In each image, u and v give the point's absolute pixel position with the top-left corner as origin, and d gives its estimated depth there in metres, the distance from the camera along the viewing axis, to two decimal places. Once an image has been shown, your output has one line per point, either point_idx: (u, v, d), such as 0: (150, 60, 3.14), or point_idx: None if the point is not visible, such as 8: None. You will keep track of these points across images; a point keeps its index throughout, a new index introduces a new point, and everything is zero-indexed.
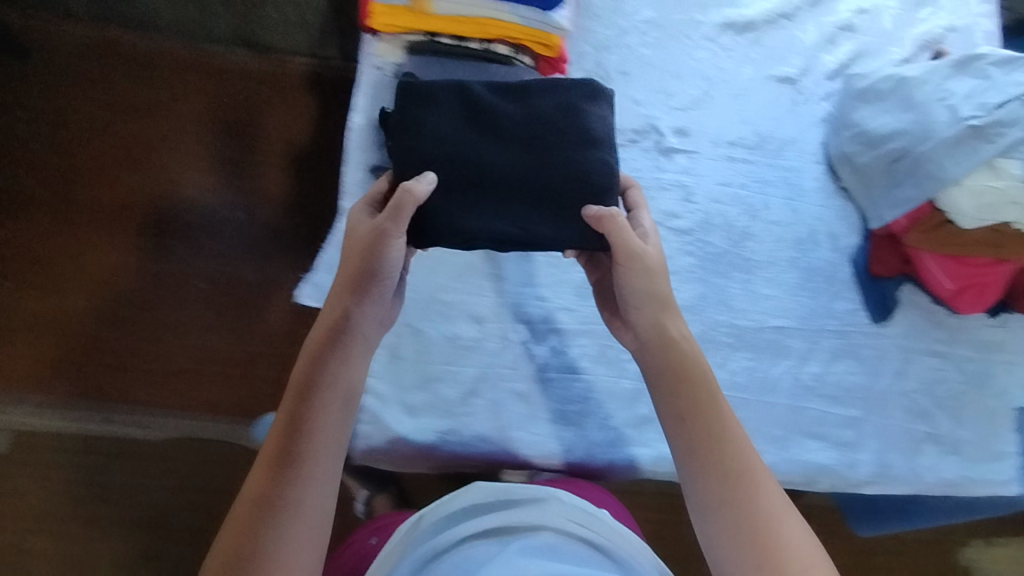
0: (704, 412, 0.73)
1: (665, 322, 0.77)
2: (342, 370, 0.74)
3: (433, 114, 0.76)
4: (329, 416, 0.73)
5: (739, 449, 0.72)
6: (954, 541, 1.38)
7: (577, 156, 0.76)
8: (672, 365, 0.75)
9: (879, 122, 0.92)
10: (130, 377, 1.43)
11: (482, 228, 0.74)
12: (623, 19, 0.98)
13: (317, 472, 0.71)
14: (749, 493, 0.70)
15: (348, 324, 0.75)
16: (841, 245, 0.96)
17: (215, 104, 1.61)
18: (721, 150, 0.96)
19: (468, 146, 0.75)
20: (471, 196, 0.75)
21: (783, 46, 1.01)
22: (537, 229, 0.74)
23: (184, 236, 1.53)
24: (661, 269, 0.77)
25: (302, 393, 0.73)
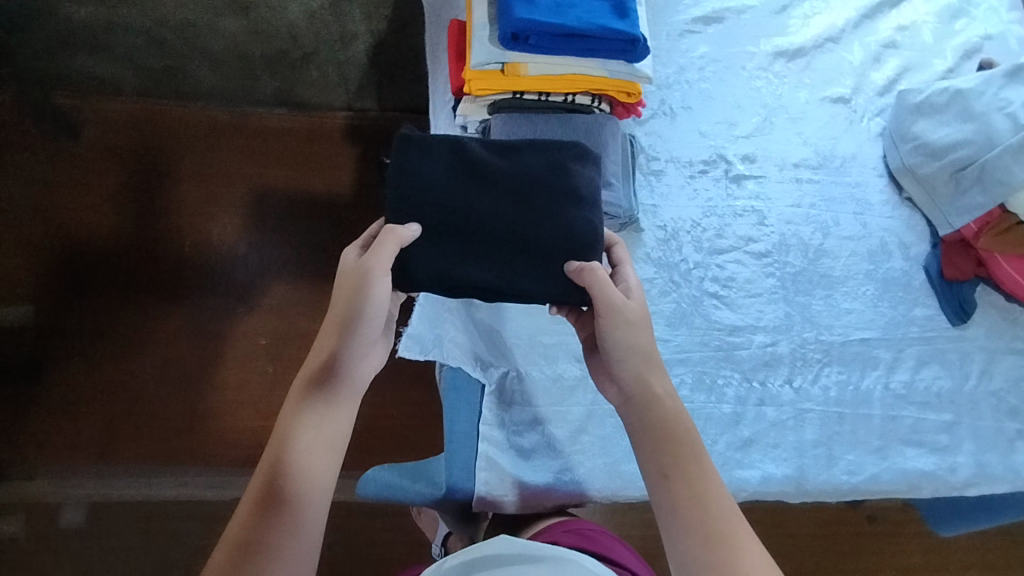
0: (689, 469, 0.67)
1: (648, 375, 0.71)
2: (328, 412, 0.71)
3: (429, 164, 0.79)
4: (316, 457, 0.68)
5: (719, 509, 0.65)
6: None
7: (559, 214, 0.79)
8: (656, 421, 0.69)
9: (939, 134, 0.95)
10: (200, 436, 1.46)
11: (469, 279, 0.77)
12: (680, 57, 1.03)
13: (303, 518, 0.65)
14: (730, 557, 0.62)
15: (334, 366, 0.72)
16: (911, 253, 0.99)
17: (261, 163, 1.63)
18: (788, 173, 1.00)
19: (461, 199, 0.79)
20: (463, 249, 0.78)
21: (833, 69, 1.06)
22: (520, 282, 0.77)
23: (236, 295, 1.56)
24: (644, 323, 0.73)
25: (285, 434, 0.68)
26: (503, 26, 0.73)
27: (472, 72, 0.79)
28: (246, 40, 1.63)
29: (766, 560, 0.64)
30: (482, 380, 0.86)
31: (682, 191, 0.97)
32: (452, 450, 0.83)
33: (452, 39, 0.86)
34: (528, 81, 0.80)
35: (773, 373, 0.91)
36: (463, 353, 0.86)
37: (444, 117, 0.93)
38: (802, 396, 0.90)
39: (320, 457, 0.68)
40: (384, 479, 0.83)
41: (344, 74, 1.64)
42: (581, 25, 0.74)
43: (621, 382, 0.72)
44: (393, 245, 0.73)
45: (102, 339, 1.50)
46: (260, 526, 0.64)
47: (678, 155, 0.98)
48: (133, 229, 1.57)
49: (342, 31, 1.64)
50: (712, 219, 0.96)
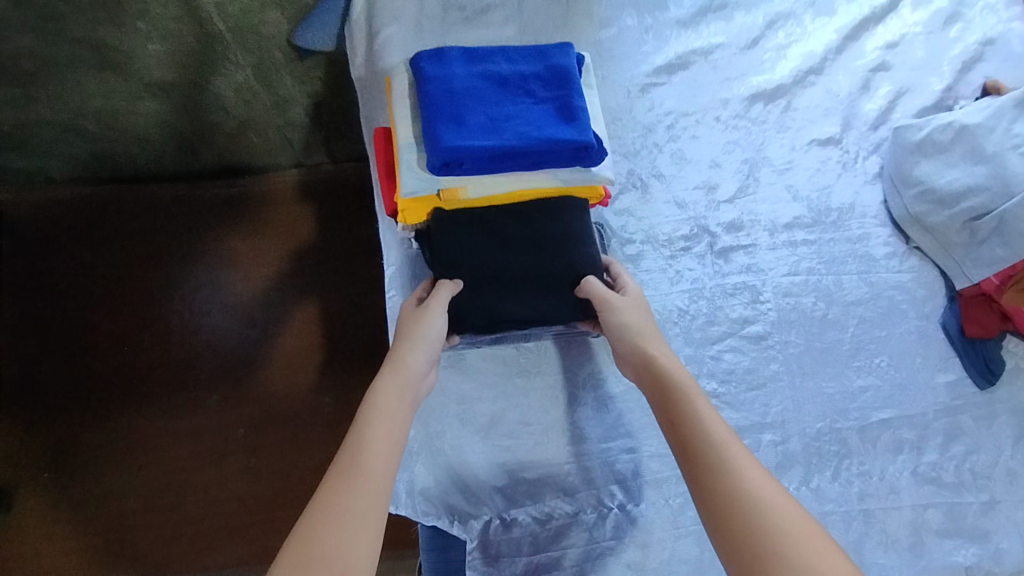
0: (688, 407, 0.59)
1: (643, 337, 0.67)
2: (402, 406, 0.61)
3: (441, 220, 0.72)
4: (387, 443, 0.58)
5: (721, 440, 0.55)
6: None
7: (575, 256, 0.73)
8: (659, 377, 0.63)
9: (946, 179, 0.84)
10: (187, 543, 1.34)
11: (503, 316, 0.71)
12: (645, 115, 0.91)
13: (376, 500, 0.53)
14: (737, 488, 0.51)
15: (407, 367, 0.64)
16: (926, 310, 0.88)
17: (218, 232, 1.54)
18: (780, 237, 0.89)
19: (475, 253, 0.72)
20: (491, 291, 0.72)
21: (817, 105, 0.94)
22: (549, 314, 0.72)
23: (204, 381, 1.44)
24: (639, 307, 0.70)
25: (359, 422, 0.59)
26: (431, 156, 0.62)
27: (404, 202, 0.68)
28: (133, 100, 1.27)
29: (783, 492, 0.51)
30: (463, 536, 0.76)
31: (665, 276, 0.86)
32: None
33: (379, 151, 0.74)
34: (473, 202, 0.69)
35: (787, 476, 0.81)
36: (439, 505, 0.76)
37: (389, 226, 0.82)
38: (822, 497, 0.81)
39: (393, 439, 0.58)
40: None
41: (288, 136, 1.47)
42: (522, 141, 0.62)
43: (624, 358, 0.67)
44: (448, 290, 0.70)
45: (77, 450, 1.39)
46: (327, 505, 0.51)
47: (655, 232, 0.87)
48: (92, 319, 1.47)
49: (277, 98, 1.35)
50: (701, 303, 0.85)
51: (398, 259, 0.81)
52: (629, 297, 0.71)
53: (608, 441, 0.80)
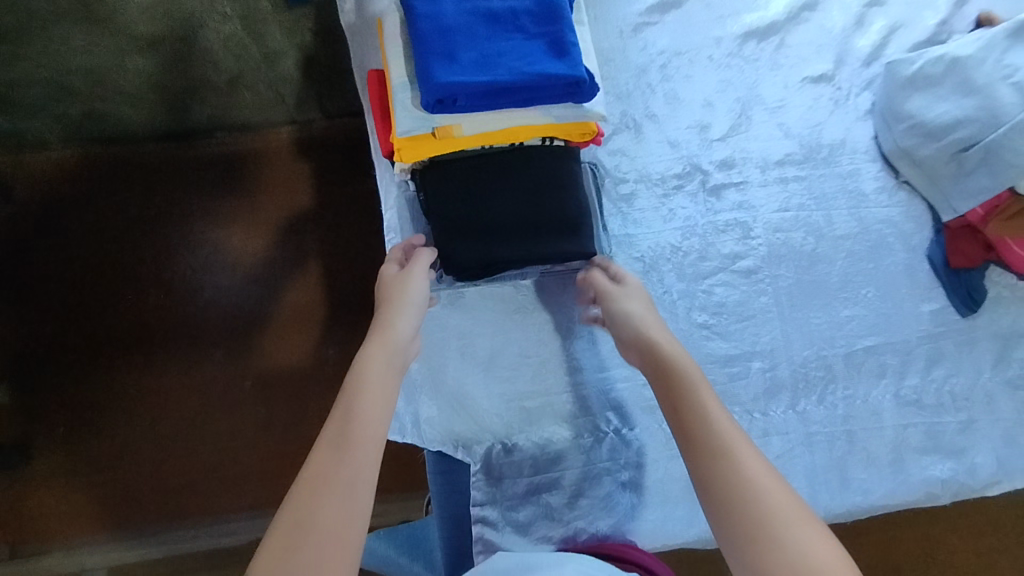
0: (688, 392, 0.63)
1: (648, 325, 0.70)
2: (390, 373, 0.65)
3: (437, 172, 0.74)
4: (374, 413, 0.61)
5: (724, 429, 0.59)
6: None
7: (571, 199, 0.74)
8: (664, 363, 0.66)
9: (936, 112, 0.85)
10: (204, 490, 1.41)
11: (504, 256, 0.72)
12: (638, 56, 0.91)
13: (364, 467, 0.57)
14: (742, 478, 0.55)
15: (394, 334, 0.68)
16: (913, 243, 0.91)
17: (204, 190, 1.49)
18: (770, 174, 0.90)
19: (473, 200, 0.73)
20: (490, 234, 0.73)
21: (810, 43, 0.94)
22: (550, 253, 0.73)
23: (213, 339, 1.47)
24: (640, 297, 0.74)
25: (346, 396, 0.62)
26: (425, 93, 0.63)
27: (399, 141, 0.69)
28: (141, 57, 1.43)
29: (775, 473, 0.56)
30: (467, 460, 0.81)
31: (657, 214, 0.88)
32: (451, 533, 0.81)
33: (373, 93, 0.75)
34: (464, 140, 0.70)
35: (774, 401, 0.85)
36: (444, 433, 0.80)
37: (385, 171, 0.84)
38: (807, 419, 0.85)
39: (380, 411, 0.61)
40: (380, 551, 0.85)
41: (281, 92, 1.48)
42: (515, 77, 0.64)
43: (630, 347, 0.71)
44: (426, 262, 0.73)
45: (86, 409, 1.43)
46: (317, 478, 0.55)
47: (648, 172, 0.89)
48: (98, 284, 1.46)
49: (266, 50, 1.46)
50: (693, 240, 0.88)
51: (395, 203, 0.83)
52: (630, 288, 0.75)
53: (604, 371, 0.84)
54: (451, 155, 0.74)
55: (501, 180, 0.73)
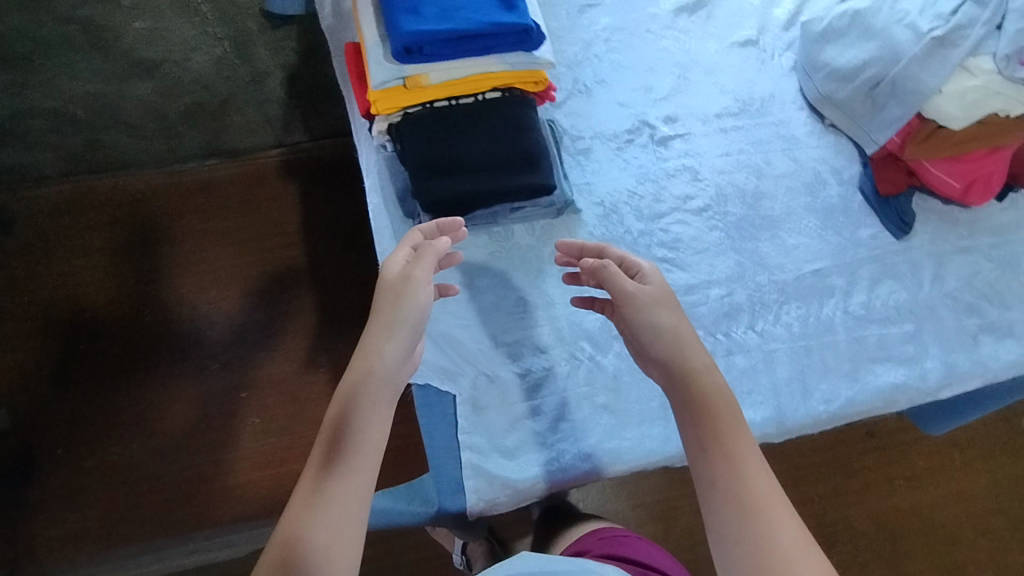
0: (725, 437, 0.67)
1: (683, 352, 0.71)
2: (375, 412, 0.68)
3: (409, 128, 0.82)
4: (355, 466, 0.65)
5: (753, 480, 0.65)
6: (1006, 423, 1.55)
7: (529, 139, 0.84)
8: (700, 393, 0.69)
9: (847, 57, 0.96)
10: (198, 504, 1.35)
11: (476, 191, 0.81)
12: (584, 33, 1.03)
13: (341, 530, 0.62)
14: (765, 533, 0.61)
15: (381, 366, 0.70)
16: (845, 177, 1.00)
17: (183, 217, 1.54)
18: (711, 125, 1.01)
19: (445, 146, 0.82)
20: (462, 174, 0.82)
21: (735, 14, 1.07)
22: (515, 186, 0.82)
23: (213, 355, 1.46)
24: (664, 300, 0.75)
25: (332, 446, 0.66)
26: (395, 41, 0.74)
27: (375, 93, 0.79)
28: (116, 78, 1.50)
29: (802, 531, 0.62)
30: (452, 392, 0.85)
31: (613, 164, 0.98)
32: (437, 464, 0.83)
33: (350, 61, 0.85)
34: (433, 90, 0.80)
35: (735, 322, 0.92)
36: (429, 368, 0.86)
37: (365, 140, 0.93)
38: (767, 337, 0.92)
39: (360, 464, 0.65)
40: (381, 505, 0.85)
41: (267, 113, 1.57)
42: (471, 25, 0.74)
43: (656, 361, 0.73)
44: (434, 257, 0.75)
45: (69, 431, 1.39)
46: (295, 538, 0.61)
47: (601, 129, 0.99)
48: (98, 302, 1.47)
49: (254, 71, 1.55)
50: (647, 185, 0.97)
51: (375, 166, 0.92)
52: (657, 294, 0.75)
53: (575, 305, 0.91)
54: (420, 108, 0.82)
55: (467, 127, 0.82)
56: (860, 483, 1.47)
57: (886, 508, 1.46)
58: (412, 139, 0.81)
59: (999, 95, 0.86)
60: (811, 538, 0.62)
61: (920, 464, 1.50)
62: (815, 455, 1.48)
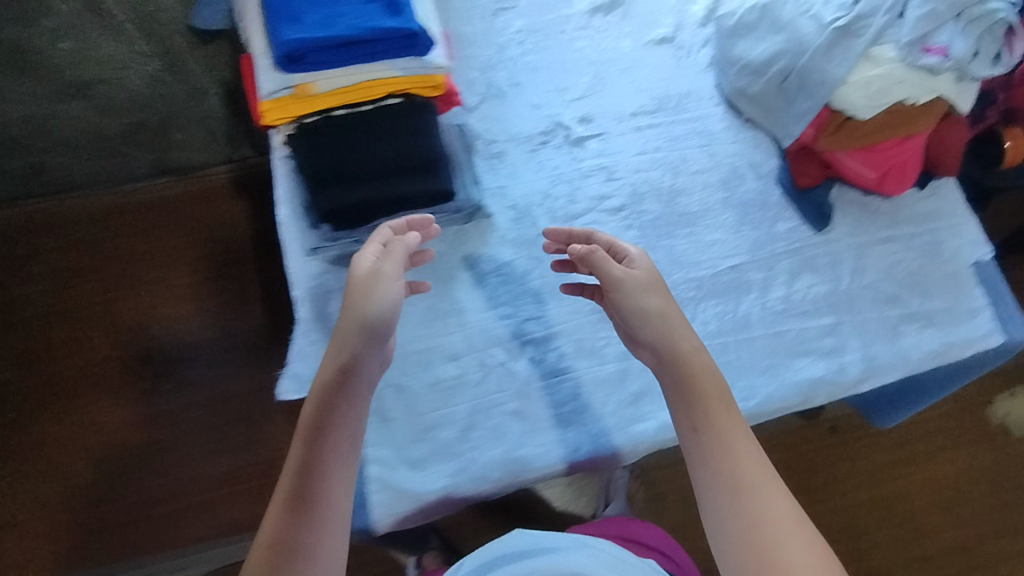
0: (714, 419, 0.70)
1: (672, 335, 0.75)
2: (354, 410, 0.69)
3: (302, 139, 0.81)
4: (335, 464, 0.66)
5: (744, 461, 0.68)
6: (974, 409, 1.53)
7: (425, 145, 0.83)
8: (689, 378, 0.72)
9: (757, 51, 0.96)
10: (156, 524, 1.33)
11: (370, 199, 0.80)
12: (499, 36, 1.03)
13: (330, 529, 0.64)
14: (758, 512, 0.65)
15: (360, 364, 0.71)
16: (763, 171, 1.00)
17: (134, 237, 1.51)
18: (626, 123, 1.00)
19: (338, 154, 0.81)
20: (356, 183, 0.81)
21: (651, 11, 1.06)
22: (410, 192, 0.81)
23: (166, 375, 1.43)
24: (653, 286, 0.78)
25: (314, 444, 0.67)
26: (276, 50, 0.74)
27: (265, 103, 0.79)
28: (57, 100, 1.56)
29: (792, 508, 0.66)
30: None
31: (526, 166, 0.97)
32: None
33: (245, 73, 0.85)
34: (325, 98, 0.80)
35: None
36: None
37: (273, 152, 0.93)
38: None
39: (341, 462, 0.66)
40: None
41: (212, 129, 1.57)
42: (353, 32, 0.74)
43: (646, 344, 0.77)
44: (403, 253, 0.76)
45: (18, 457, 1.37)
46: (286, 538, 0.62)
47: (514, 132, 0.98)
48: (51, 327, 1.45)
49: (191, 88, 1.58)
50: (561, 186, 0.96)
51: (283, 178, 0.91)
52: (644, 279, 0.78)
53: (488, 311, 0.90)
54: (317, 117, 0.81)
55: (360, 134, 0.81)
56: (825, 479, 1.45)
57: (853, 500, 1.44)
58: (305, 150, 0.80)
59: (901, 83, 0.85)
60: (799, 512, 0.66)
61: (882, 456, 1.48)
62: (778, 451, 1.46)
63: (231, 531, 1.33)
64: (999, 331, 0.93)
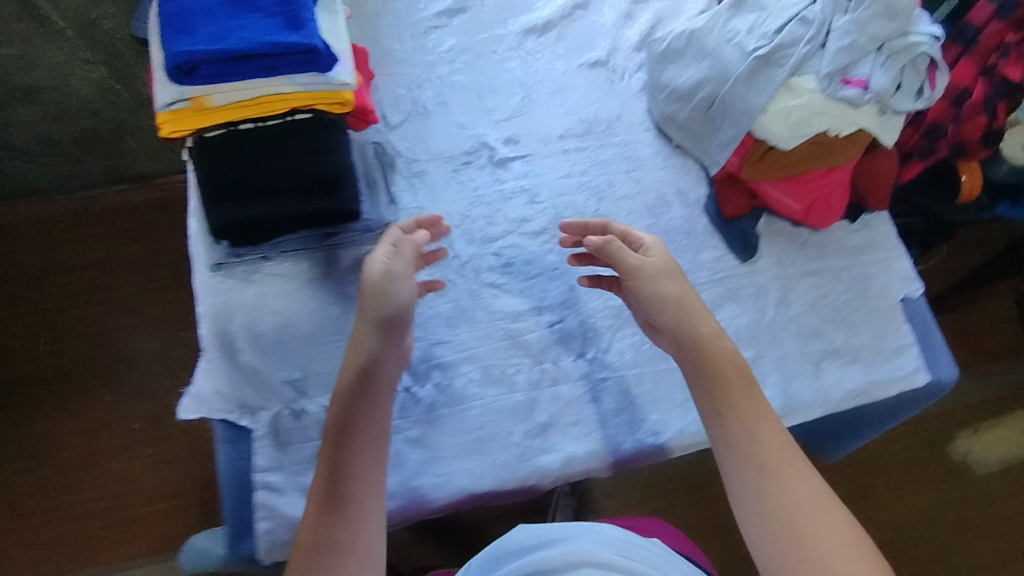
0: (738, 406, 0.71)
1: (691, 322, 0.75)
2: (376, 406, 0.71)
3: (203, 155, 0.80)
4: (365, 458, 0.69)
5: (769, 447, 0.69)
6: (937, 442, 1.50)
7: (330, 163, 0.83)
8: (709, 365, 0.73)
9: (684, 78, 0.94)
10: (84, 540, 1.29)
11: (271, 216, 0.82)
12: (428, 54, 1.02)
13: (364, 519, 0.67)
14: (789, 496, 0.66)
15: (380, 362, 0.73)
16: (690, 199, 0.97)
17: (82, 245, 1.52)
18: (553, 146, 0.98)
19: (240, 172, 0.80)
20: (257, 200, 0.82)
21: (586, 35, 1.05)
22: (311, 211, 0.83)
23: (108, 384, 1.41)
24: (671, 274, 0.79)
25: (342, 441, 0.69)
26: (167, 61, 0.72)
27: (161, 115, 0.77)
28: None
29: (822, 489, 0.67)
30: (250, 427, 0.83)
31: (447, 186, 0.95)
32: (235, 504, 0.81)
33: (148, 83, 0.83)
34: (223, 112, 0.78)
35: (564, 350, 0.89)
36: (230, 403, 0.83)
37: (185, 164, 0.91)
38: (597, 366, 0.88)
39: (370, 455, 0.69)
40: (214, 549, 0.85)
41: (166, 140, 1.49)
42: (246, 44, 0.72)
43: (666, 331, 0.77)
44: (413, 250, 0.79)
45: None
46: (327, 532, 0.65)
47: (437, 151, 0.97)
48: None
49: None
50: (481, 208, 0.95)
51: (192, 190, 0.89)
52: (661, 267, 0.78)
53: None
54: (222, 130, 0.80)
55: (263, 151, 0.81)
56: None
57: None
58: (207, 167, 0.80)
59: (822, 115, 0.83)
60: (828, 491, 0.67)
61: (840, 489, 1.44)
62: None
63: (164, 548, 1.29)
64: (926, 370, 0.91)
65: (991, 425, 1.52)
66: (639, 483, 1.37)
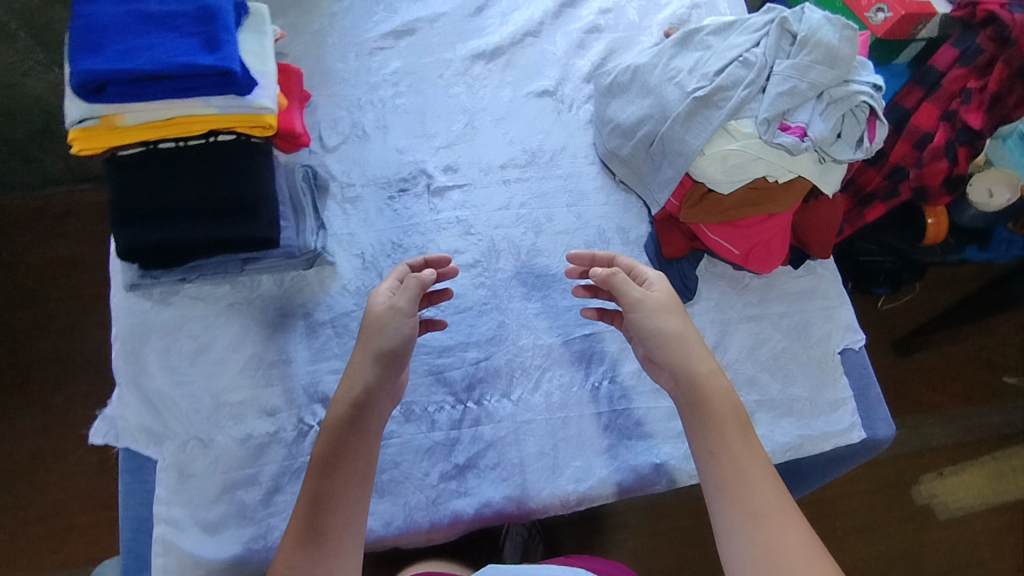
0: (732, 447, 0.68)
1: (687, 358, 0.73)
2: (365, 441, 0.69)
3: (115, 174, 0.78)
4: (348, 493, 0.67)
5: (757, 491, 0.66)
6: (902, 484, 1.46)
7: (250, 186, 0.80)
8: (703, 400, 0.71)
9: (628, 113, 0.91)
10: (11, 552, 1.25)
11: (181, 239, 0.77)
12: (371, 76, 0.99)
13: (341, 556, 0.65)
14: (774, 541, 0.63)
15: (371, 397, 0.71)
16: (631, 237, 0.95)
17: (30, 243, 1.43)
18: (493, 176, 0.96)
19: (154, 192, 0.78)
20: (168, 222, 0.78)
21: (536, 62, 1.03)
22: (224, 235, 0.78)
23: (48, 390, 1.35)
24: (671, 307, 0.76)
25: (327, 475, 0.67)
26: (70, 79, 0.69)
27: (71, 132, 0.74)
28: None
29: (811, 538, 0.64)
30: (154, 457, 0.79)
31: (381, 213, 0.93)
32: (133, 537, 0.78)
33: None
34: (136, 132, 0.76)
35: (488, 389, 0.86)
36: (135, 431, 0.80)
37: None
38: (522, 407, 0.85)
39: (353, 491, 0.67)
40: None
41: None
42: (155, 65, 0.70)
43: (663, 365, 0.75)
44: (420, 288, 0.77)
45: None
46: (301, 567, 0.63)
47: (374, 176, 0.94)
48: None
49: None
50: (414, 237, 0.92)
51: None
52: (663, 300, 0.76)
53: (315, 364, 0.85)
54: (140, 148, 0.79)
55: (181, 172, 0.79)
56: None
57: None
58: (119, 185, 0.78)
59: (759, 160, 0.81)
60: (819, 543, 0.64)
61: None
62: (685, 518, 1.33)
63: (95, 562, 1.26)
64: (861, 426, 0.88)
65: (957, 469, 1.49)
66: (587, 517, 1.31)
